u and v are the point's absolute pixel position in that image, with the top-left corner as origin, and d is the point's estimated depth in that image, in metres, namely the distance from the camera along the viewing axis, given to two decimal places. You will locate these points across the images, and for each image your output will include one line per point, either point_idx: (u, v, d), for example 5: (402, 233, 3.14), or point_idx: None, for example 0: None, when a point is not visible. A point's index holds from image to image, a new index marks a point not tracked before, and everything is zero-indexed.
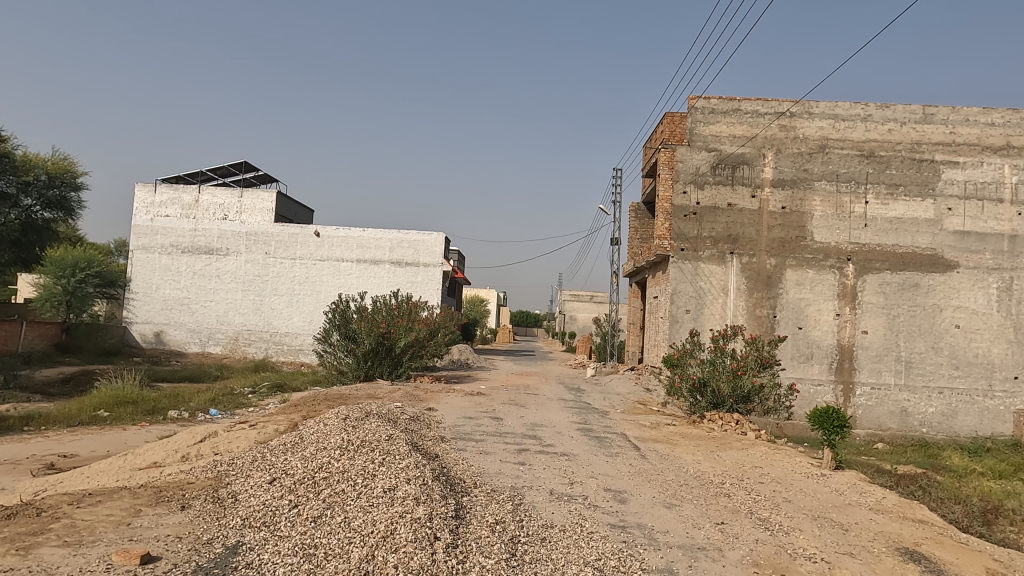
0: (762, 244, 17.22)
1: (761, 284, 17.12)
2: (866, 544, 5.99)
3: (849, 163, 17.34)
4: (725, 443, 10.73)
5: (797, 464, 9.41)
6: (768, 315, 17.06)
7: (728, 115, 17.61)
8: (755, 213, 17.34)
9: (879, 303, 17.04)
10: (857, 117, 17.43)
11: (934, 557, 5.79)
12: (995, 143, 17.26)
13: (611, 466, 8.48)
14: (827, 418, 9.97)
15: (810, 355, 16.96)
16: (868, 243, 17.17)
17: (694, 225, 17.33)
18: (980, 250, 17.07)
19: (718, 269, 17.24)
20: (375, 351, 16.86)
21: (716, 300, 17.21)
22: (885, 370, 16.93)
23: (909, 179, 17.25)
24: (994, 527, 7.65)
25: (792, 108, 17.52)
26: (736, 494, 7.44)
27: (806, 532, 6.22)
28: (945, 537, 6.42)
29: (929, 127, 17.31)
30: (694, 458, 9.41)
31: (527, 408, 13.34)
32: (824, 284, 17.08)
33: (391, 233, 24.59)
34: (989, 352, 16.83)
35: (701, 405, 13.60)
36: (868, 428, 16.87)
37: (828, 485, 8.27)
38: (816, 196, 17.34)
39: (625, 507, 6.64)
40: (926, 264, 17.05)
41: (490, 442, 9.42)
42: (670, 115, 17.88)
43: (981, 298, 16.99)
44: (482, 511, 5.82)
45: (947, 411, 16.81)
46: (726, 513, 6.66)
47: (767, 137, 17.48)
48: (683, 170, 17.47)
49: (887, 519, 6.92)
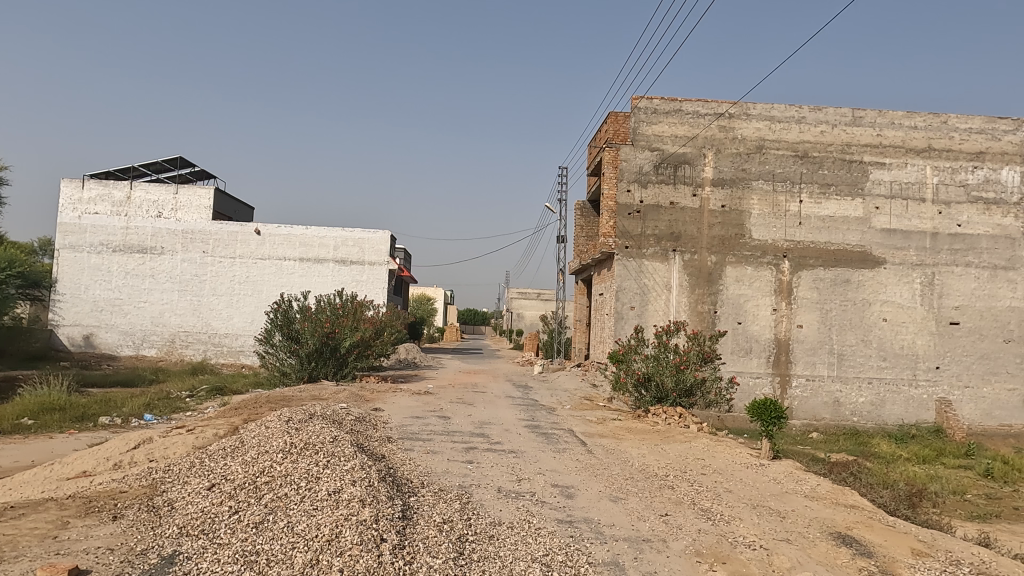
0: (704, 241, 17.66)
1: (702, 281, 17.56)
2: (802, 530, 6.23)
3: (784, 163, 17.95)
4: (669, 436, 10.98)
5: (738, 455, 9.71)
6: (709, 311, 17.52)
7: (670, 115, 17.96)
8: (696, 211, 17.76)
9: (813, 298, 17.73)
10: (791, 119, 18.06)
11: (865, 540, 6.06)
12: (918, 145, 18.16)
13: (558, 462, 8.56)
14: (766, 409, 10.29)
15: (749, 349, 17.48)
16: (803, 240, 17.84)
17: (638, 224, 17.62)
18: (905, 247, 17.97)
19: (661, 266, 17.59)
20: (319, 351, 16.52)
21: (659, 296, 17.55)
22: (819, 362, 17.63)
23: (840, 179, 17.99)
24: (918, 510, 8.07)
25: (730, 109, 18.01)
26: (679, 486, 7.61)
27: (746, 520, 6.42)
28: (874, 521, 6.72)
29: (857, 130, 18.11)
30: (639, 452, 9.58)
31: (474, 407, 13.31)
32: (761, 280, 17.66)
33: (335, 231, 24.15)
34: (913, 343, 17.77)
35: (646, 400, 13.87)
36: (804, 418, 17.52)
37: (766, 474, 8.56)
38: (754, 195, 17.89)
39: (572, 501, 6.71)
40: (856, 260, 17.83)
41: (438, 442, 9.36)
42: (614, 114, 18.06)
43: (906, 293, 17.91)
44: (430, 511, 5.78)
45: (877, 401, 17.63)
46: (670, 504, 6.81)
47: (706, 137, 17.92)
48: (627, 169, 17.73)
49: (821, 505, 7.20)
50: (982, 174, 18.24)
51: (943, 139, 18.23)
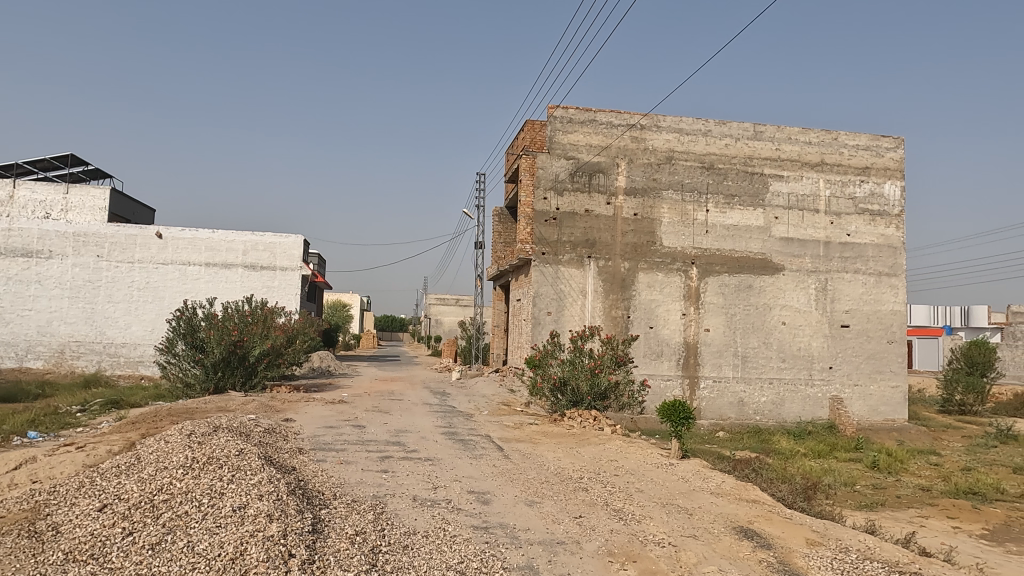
0: (617, 248, 18.14)
1: (616, 287, 18.04)
2: (708, 526, 6.49)
3: (692, 174, 18.73)
4: (584, 439, 11.19)
5: (649, 455, 10.02)
6: (623, 315, 18.00)
7: (585, 125, 18.32)
8: (610, 219, 18.23)
9: (719, 303, 18.57)
10: (698, 132, 18.88)
11: (764, 533, 6.38)
12: (813, 160, 19.40)
13: (475, 468, 8.54)
14: (675, 410, 10.68)
15: (660, 352, 18.08)
16: (710, 248, 18.66)
17: (554, 230, 17.88)
18: (802, 255, 19.15)
19: (577, 272, 17.92)
20: (226, 361, 15.79)
21: (575, 301, 17.87)
22: (725, 364, 18.45)
23: (743, 190, 18.96)
24: (813, 501, 8.59)
25: (641, 121, 18.59)
26: (593, 487, 7.77)
27: (656, 518, 6.63)
28: (774, 514, 7.10)
29: (759, 144, 19.14)
30: (555, 456, 9.72)
31: (390, 415, 13.10)
32: (671, 286, 18.33)
33: (244, 234, 23.23)
34: (809, 345, 18.96)
35: (562, 404, 14.06)
36: (712, 418, 18.29)
37: (675, 473, 8.89)
38: (664, 204, 18.56)
39: (488, 507, 6.71)
40: (758, 266, 18.83)
41: (352, 452, 9.14)
42: (530, 122, 18.29)
43: (803, 298, 19.07)
44: (342, 522, 5.63)
45: (777, 400, 18.65)
46: (584, 506, 6.94)
47: (619, 147, 18.43)
48: (544, 176, 17.96)
49: (726, 501, 7.54)
50: (868, 188, 19.73)
51: (834, 154, 19.55)
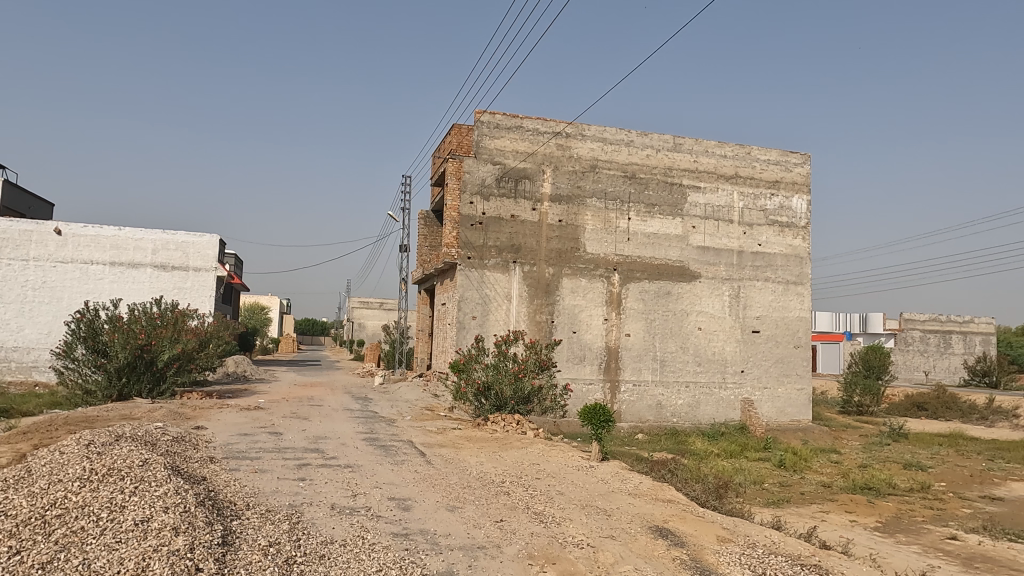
0: (542, 254, 18.35)
1: (540, 292, 18.24)
2: (625, 526, 6.65)
3: (615, 183, 19.19)
4: (507, 443, 11.24)
5: (570, 458, 10.18)
6: (547, 320, 18.22)
7: (511, 131, 18.45)
8: (535, 225, 18.42)
9: (639, 309, 19.09)
10: (621, 142, 19.37)
11: (678, 531, 6.61)
12: (728, 172, 20.29)
13: (396, 474, 8.41)
14: (596, 413, 10.91)
15: (583, 357, 18.39)
16: (631, 255, 19.17)
17: (480, 235, 17.89)
18: (717, 263, 19.98)
19: (502, 277, 17.99)
20: (131, 366, 14.93)
21: (500, 306, 17.92)
22: (644, 368, 18.98)
23: (662, 200, 19.60)
24: (724, 500, 8.95)
25: (567, 129, 18.91)
26: (515, 491, 7.82)
27: (575, 520, 6.74)
28: (687, 513, 7.35)
29: (678, 155, 19.84)
30: (477, 460, 9.72)
31: (309, 421, 12.73)
32: (594, 291, 18.71)
33: (154, 233, 22.07)
34: (723, 350, 19.78)
35: (485, 409, 14.07)
36: (631, 421, 18.75)
37: (595, 475, 9.06)
38: (588, 211, 18.94)
39: (408, 514, 6.63)
40: (676, 274, 19.51)
41: (267, 460, 8.82)
42: (457, 126, 18.20)
43: (717, 304, 19.88)
44: (254, 534, 5.42)
45: (692, 403, 19.35)
46: (505, 510, 6.97)
47: (545, 154, 18.67)
48: (470, 181, 17.92)
49: (642, 502, 7.75)
50: (777, 201, 20.83)
51: (747, 168, 20.51)
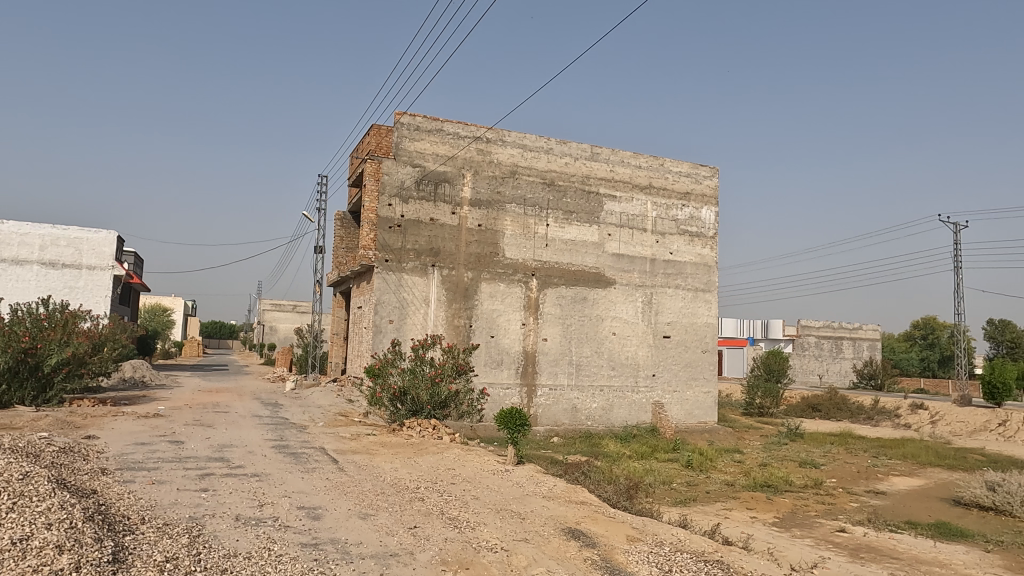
0: (461, 258, 18.32)
1: (459, 296, 18.19)
2: (539, 529, 6.72)
3: (534, 189, 19.43)
4: (422, 449, 11.13)
5: (486, 462, 10.20)
6: (465, 325, 18.18)
7: (431, 134, 18.32)
8: (454, 229, 18.37)
9: (556, 314, 19.38)
10: (541, 149, 19.65)
11: (590, 532, 6.74)
12: (642, 183, 20.97)
13: (306, 483, 8.14)
14: (512, 417, 10.97)
15: (500, 361, 18.46)
16: (548, 260, 19.45)
17: (398, 237, 17.63)
18: (631, 270, 20.58)
19: (420, 280, 17.80)
20: (13, 371, 13.77)
21: (418, 310, 17.70)
22: (560, 373, 19.28)
23: (580, 207, 20.02)
24: (634, 500, 9.21)
25: (487, 134, 18.99)
26: (429, 497, 7.74)
27: (489, 525, 6.75)
28: (599, 514, 7.51)
29: (595, 164, 20.32)
30: (392, 466, 9.57)
31: (214, 429, 12.13)
32: (512, 296, 18.85)
33: (43, 227, 20.49)
34: (636, 354, 20.39)
35: (401, 414, 13.87)
36: (547, 424, 18.98)
37: (510, 479, 9.11)
38: (507, 216, 19.08)
39: (318, 523, 6.44)
40: (592, 280, 19.95)
41: (166, 470, 8.34)
42: (376, 127, 17.87)
43: (631, 310, 20.48)
44: (149, 549, 5.11)
45: (606, 406, 19.81)
46: (419, 516, 6.90)
47: (465, 158, 18.66)
48: (389, 182, 17.63)
49: (556, 504, 7.86)
50: (688, 211, 21.72)
51: (660, 179, 21.27)
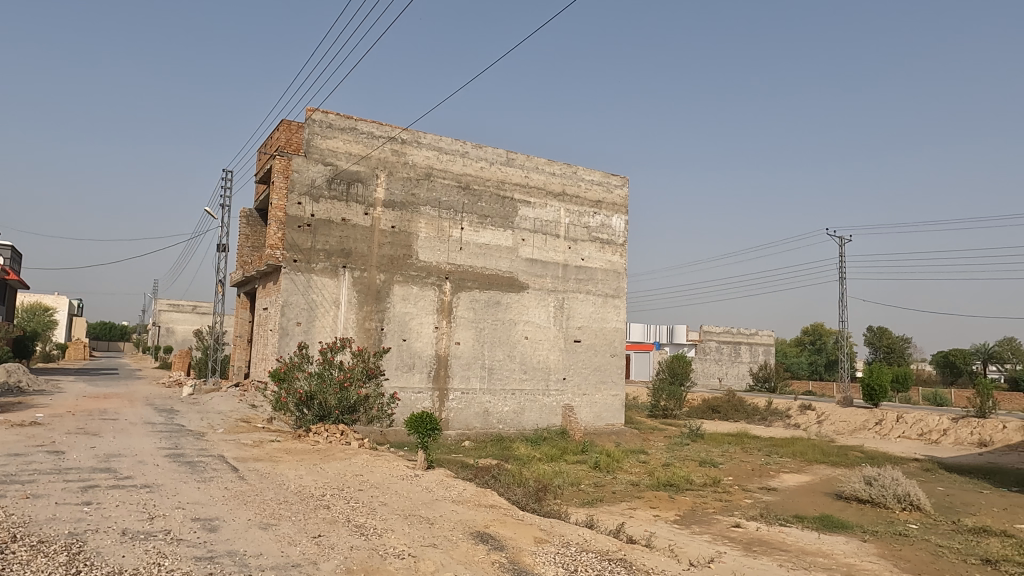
0: (373, 259, 17.99)
1: (370, 298, 17.84)
2: (447, 534, 6.69)
3: (449, 192, 19.37)
4: (329, 455, 10.83)
5: (395, 468, 10.04)
6: (376, 328, 17.84)
7: (345, 132, 17.90)
8: (367, 230, 18.02)
9: (469, 318, 19.38)
10: (456, 153, 19.63)
11: (499, 535, 6.77)
12: (556, 190, 21.35)
13: (202, 493, 7.72)
14: (422, 422, 10.85)
15: (412, 365, 18.24)
16: (462, 264, 19.43)
17: (308, 237, 17.08)
18: (543, 275, 20.89)
19: (330, 282, 17.31)
20: None
21: (327, 312, 17.20)
22: (472, 376, 19.27)
23: (495, 212, 20.13)
24: (543, 502, 9.34)
25: (402, 135, 18.77)
26: (335, 504, 7.53)
27: (397, 531, 6.65)
28: (507, 517, 7.57)
29: (510, 170, 20.49)
30: (296, 473, 9.25)
31: (100, 437, 11.31)
32: (425, 299, 18.68)
33: None
34: (547, 358, 20.70)
35: (307, 419, 13.44)
36: (458, 428, 18.92)
37: (420, 484, 9.02)
38: (422, 219, 18.92)
39: (215, 535, 6.12)
40: (505, 284, 20.10)
41: (43, 483, 7.68)
42: (286, 122, 17.25)
43: (543, 314, 20.77)
44: (21, 570, 4.69)
45: (517, 409, 19.99)
46: (323, 524, 6.70)
47: (379, 159, 18.36)
48: (299, 180, 17.06)
49: (465, 508, 7.85)
50: (599, 219, 22.30)
51: (574, 187, 21.73)
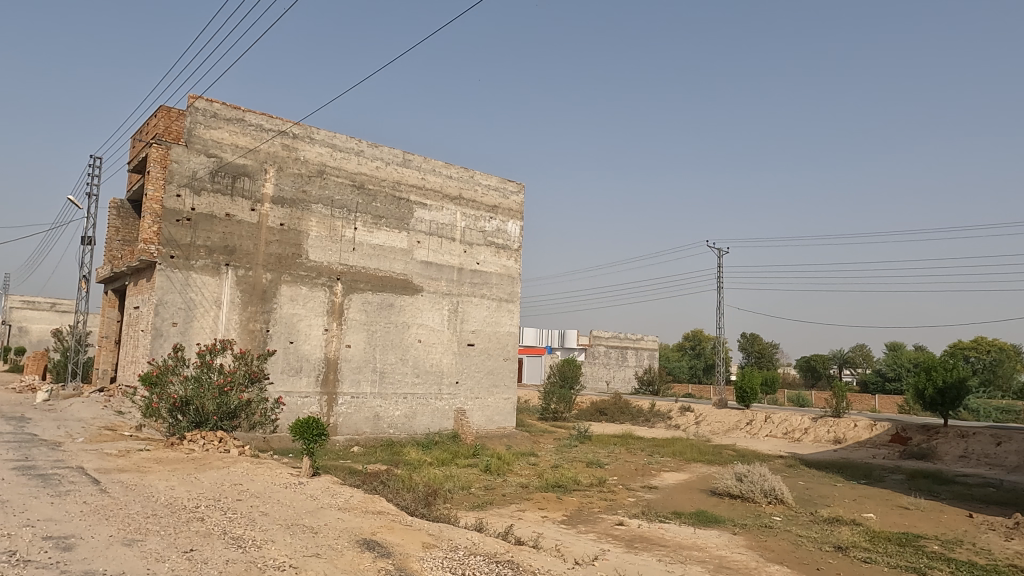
0: (259, 258, 17.17)
1: (255, 298, 17.00)
2: (331, 543, 6.48)
3: (342, 191, 18.85)
4: (205, 463, 10.20)
5: (277, 476, 9.61)
6: (261, 329, 17.01)
7: (231, 123, 16.98)
8: (253, 226, 17.18)
9: (360, 320, 18.93)
10: (351, 151, 19.15)
11: (385, 542, 6.65)
12: (452, 193, 21.32)
13: (55, 509, 7.02)
14: (308, 427, 10.45)
15: (299, 368, 17.56)
16: (355, 265, 18.95)
17: (187, 232, 16.02)
18: (438, 278, 20.80)
19: (211, 280, 16.34)
20: None
21: (207, 312, 16.21)
22: (363, 380, 18.84)
23: (389, 213, 19.80)
24: (432, 507, 9.26)
25: (294, 129, 18.08)
26: (210, 516, 7.10)
27: (278, 542, 6.37)
28: (395, 523, 7.44)
29: (406, 171, 20.26)
30: (167, 485, 8.63)
31: None
32: (314, 301, 18.05)
33: None
34: (440, 362, 20.60)
35: (182, 426, 12.59)
36: (347, 433, 18.41)
37: (304, 492, 8.68)
38: (312, 217, 18.28)
39: (70, 555, 5.60)
40: (399, 287, 19.83)
41: None
42: (165, 109, 16.08)
43: (437, 317, 20.67)
44: None
45: (409, 414, 19.74)
46: (196, 538, 6.30)
47: (268, 153, 17.58)
48: (178, 171, 15.96)
49: (352, 515, 7.64)
50: (495, 224, 22.49)
51: (470, 191, 21.80)
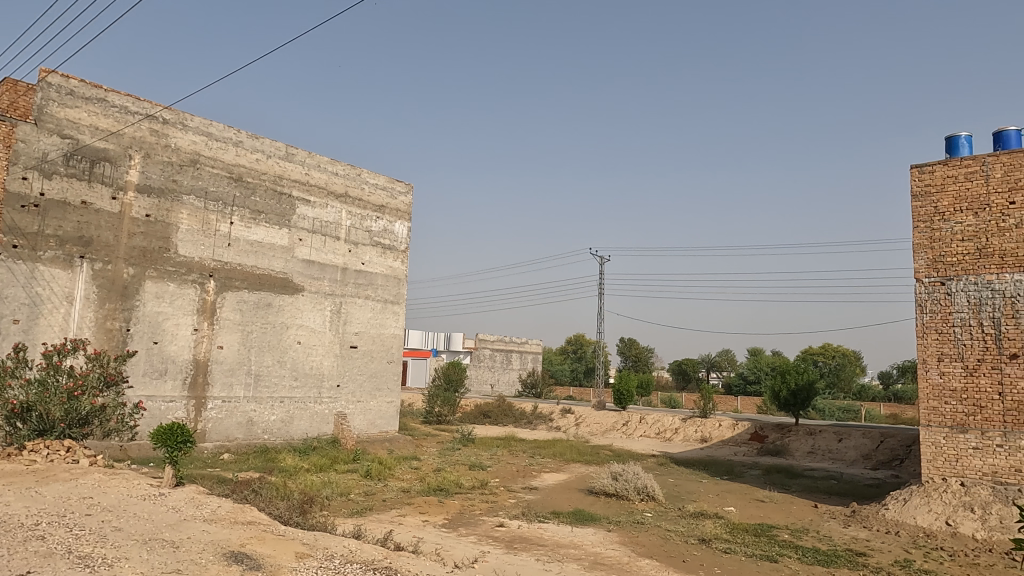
0: (120, 251, 15.81)
1: (114, 294, 15.61)
2: (195, 557, 6.06)
3: (218, 183, 17.78)
4: (49, 476, 9.23)
5: (134, 487, 8.86)
6: (120, 329, 15.63)
7: (90, 102, 15.52)
8: (113, 216, 15.80)
9: (234, 320, 17.91)
10: (228, 141, 18.11)
11: (255, 554, 6.31)
12: (337, 190, 20.70)
13: None
14: (172, 434, 9.71)
15: (163, 371, 16.32)
16: (230, 262, 17.91)
17: (34, 220, 14.44)
18: (320, 278, 20.10)
19: (62, 274, 14.82)
20: None
21: (56, 309, 14.68)
22: (236, 383, 17.83)
23: (269, 208, 18.91)
24: (307, 515, 8.90)
25: (164, 114, 16.83)
26: (53, 534, 6.42)
27: (133, 559, 5.88)
28: (266, 533, 7.10)
29: (289, 165, 19.44)
30: (1, 501, 7.71)
31: None
32: (183, 298, 16.87)
33: None
34: (321, 364, 19.91)
35: (21, 435, 11.30)
36: (217, 440, 17.32)
37: (165, 504, 8.06)
38: (183, 209, 17.08)
39: None
40: (278, 285, 18.96)
41: None
42: (10, 82, 14.38)
43: (318, 318, 19.96)
44: None
45: (286, 418, 18.91)
46: (34, 559, 5.67)
47: (133, 137, 16.25)
48: (25, 152, 14.35)
49: (219, 527, 7.19)
50: (382, 224, 22.08)
51: (357, 189, 21.27)
